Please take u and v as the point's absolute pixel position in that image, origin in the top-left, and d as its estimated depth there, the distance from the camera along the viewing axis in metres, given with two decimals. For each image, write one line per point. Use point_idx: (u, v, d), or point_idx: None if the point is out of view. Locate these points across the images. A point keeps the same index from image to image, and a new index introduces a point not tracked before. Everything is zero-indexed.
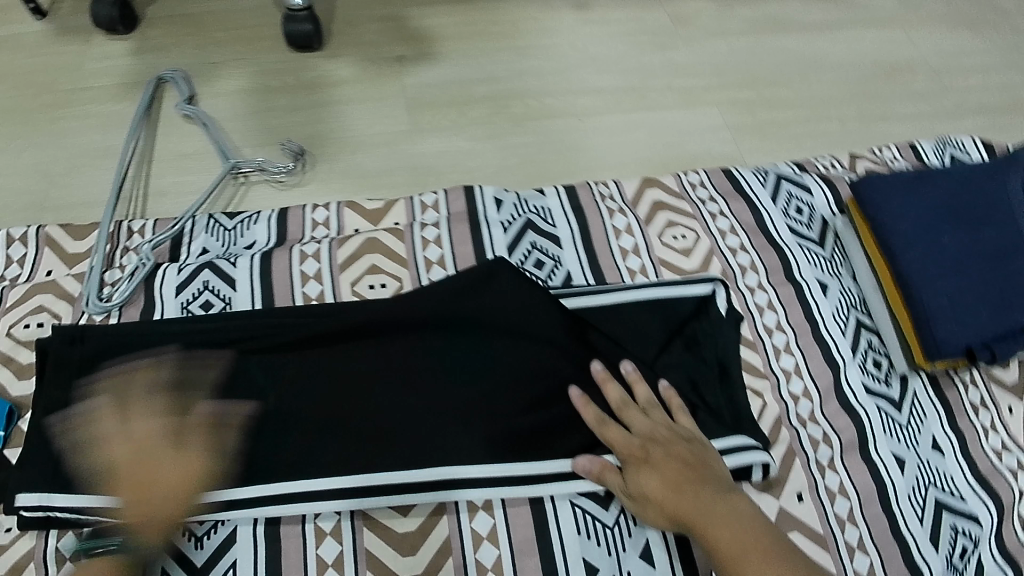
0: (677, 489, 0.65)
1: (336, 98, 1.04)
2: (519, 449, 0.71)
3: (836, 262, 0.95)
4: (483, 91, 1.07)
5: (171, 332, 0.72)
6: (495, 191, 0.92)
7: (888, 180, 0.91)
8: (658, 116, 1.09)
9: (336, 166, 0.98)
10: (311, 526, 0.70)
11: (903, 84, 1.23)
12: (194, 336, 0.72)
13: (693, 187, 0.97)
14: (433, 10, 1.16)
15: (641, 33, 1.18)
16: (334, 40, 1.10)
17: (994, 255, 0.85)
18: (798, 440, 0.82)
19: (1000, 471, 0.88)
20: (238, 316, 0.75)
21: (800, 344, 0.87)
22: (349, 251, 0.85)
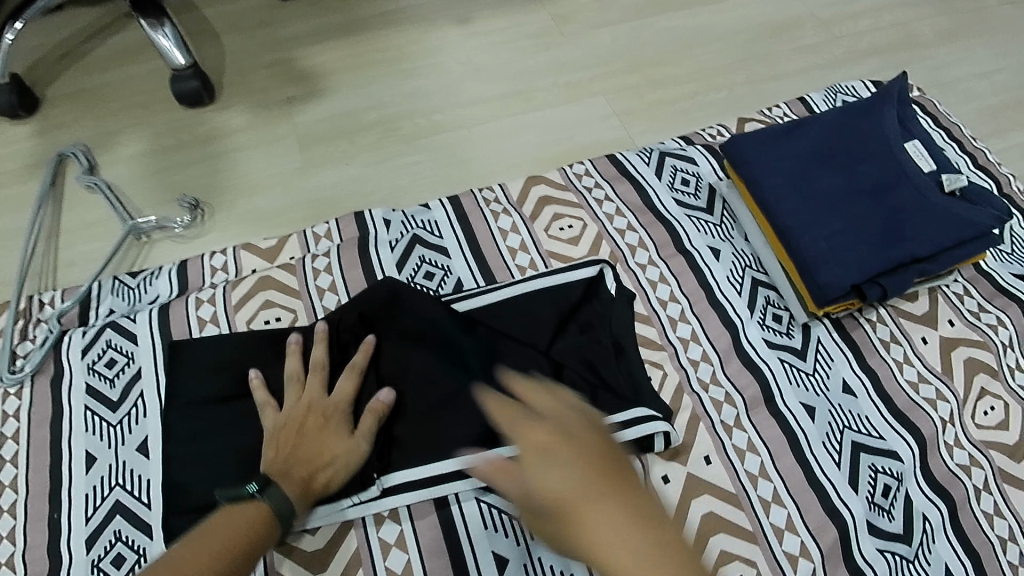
0: (597, 509, 0.46)
1: (232, 146, 1.07)
2: (412, 456, 0.74)
3: (727, 226, 0.96)
4: (373, 118, 1.10)
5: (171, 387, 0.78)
6: (385, 212, 0.95)
7: (757, 138, 0.92)
8: (545, 115, 1.11)
9: (236, 212, 1.01)
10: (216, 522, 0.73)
11: (792, 41, 1.24)
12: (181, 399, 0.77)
13: (579, 177, 0.99)
14: (320, 46, 1.19)
15: (523, 38, 1.21)
16: (225, 93, 1.13)
17: (870, 193, 0.86)
18: (701, 404, 0.83)
19: (917, 404, 0.86)
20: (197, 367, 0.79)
21: (696, 311, 0.89)
22: (244, 291, 0.88)
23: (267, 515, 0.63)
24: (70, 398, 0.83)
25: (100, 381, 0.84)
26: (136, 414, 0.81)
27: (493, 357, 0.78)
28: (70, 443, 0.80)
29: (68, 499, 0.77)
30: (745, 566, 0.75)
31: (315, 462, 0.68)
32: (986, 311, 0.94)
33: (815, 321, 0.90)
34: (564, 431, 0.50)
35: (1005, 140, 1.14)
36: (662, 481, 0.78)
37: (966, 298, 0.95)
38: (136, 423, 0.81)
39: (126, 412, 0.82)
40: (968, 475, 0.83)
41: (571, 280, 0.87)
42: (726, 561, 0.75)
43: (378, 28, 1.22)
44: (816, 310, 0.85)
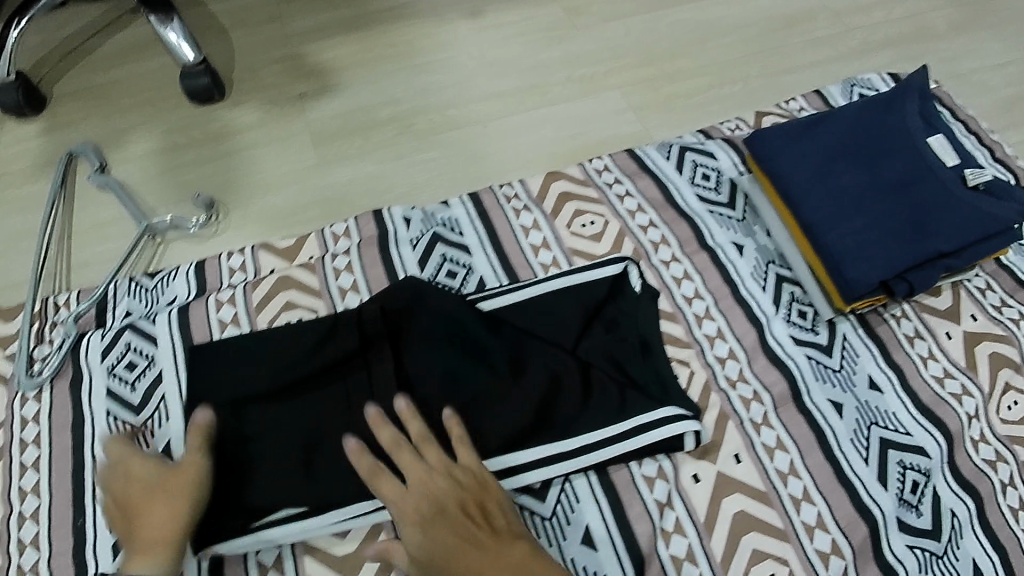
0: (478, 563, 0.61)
1: (244, 144, 1.06)
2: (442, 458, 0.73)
3: (749, 222, 0.95)
4: (387, 114, 1.09)
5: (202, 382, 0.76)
6: (404, 210, 0.94)
7: (780, 132, 0.91)
8: (561, 110, 1.10)
9: (250, 210, 1.00)
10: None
11: (806, 33, 1.23)
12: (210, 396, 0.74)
13: (598, 173, 0.98)
14: (331, 41, 1.17)
15: (536, 31, 1.20)
16: (236, 89, 1.12)
17: (895, 188, 0.86)
18: (729, 402, 0.82)
19: (943, 399, 0.86)
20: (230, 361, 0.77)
21: (721, 308, 0.88)
22: (264, 291, 0.87)
23: None
24: (91, 402, 0.81)
25: (121, 385, 0.82)
26: (159, 418, 0.80)
27: (520, 360, 0.78)
28: (93, 448, 0.79)
29: (93, 505, 0.76)
30: (777, 564, 0.75)
31: (164, 536, 0.64)
32: (1008, 306, 0.94)
33: (841, 317, 0.90)
34: (444, 498, 0.65)
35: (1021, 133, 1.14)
36: (693, 481, 0.78)
37: (988, 293, 0.95)
38: (159, 427, 0.79)
39: (149, 416, 0.81)
40: (993, 470, 0.84)
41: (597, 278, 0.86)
42: (759, 560, 0.75)
43: (389, 22, 1.20)
44: (843, 306, 0.84)
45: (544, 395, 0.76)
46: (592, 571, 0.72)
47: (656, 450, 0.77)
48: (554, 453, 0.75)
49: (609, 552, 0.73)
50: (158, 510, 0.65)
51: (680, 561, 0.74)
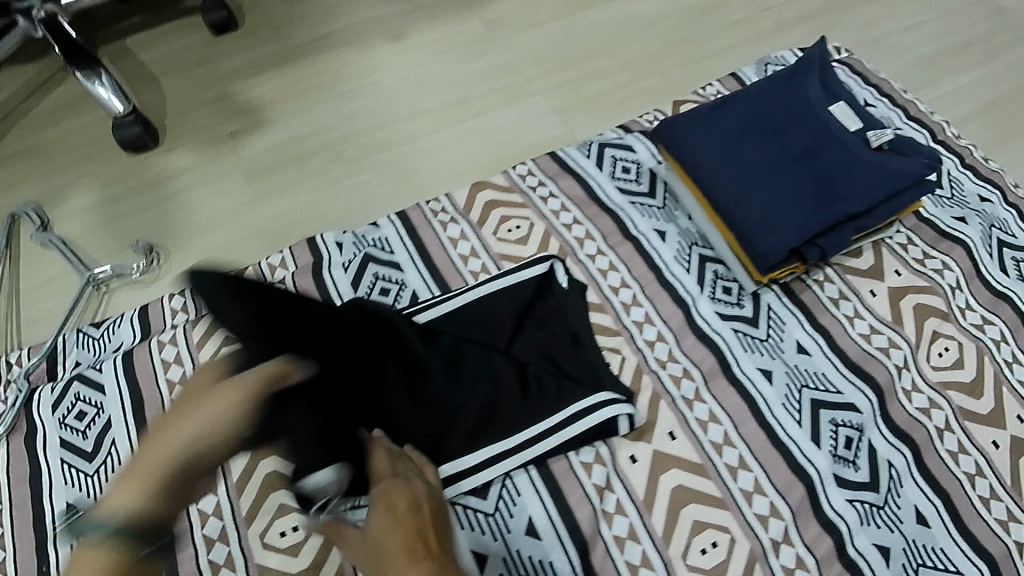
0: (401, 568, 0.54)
1: (181, 187, 1.09)
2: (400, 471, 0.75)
3: (670, 208, 0.98)
4: (317, 142, 1.12)
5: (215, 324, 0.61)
6: (336, 235, 0.96)
7: (687, 117, 0.94)
8: (486, 120, 1.13)
9: (188, 251, 1.03)
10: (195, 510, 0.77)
11: (721, 18, 1.27)
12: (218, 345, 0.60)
13: (523, 178, 1.01)
14: (258, 77, 1.20)
15: (458, 46, 1.23)
16: (169, 134, 1.14)
17: (802, 157, 0.88)
18: (660, 382, 0.85)
19: (872, 355, 0.88)
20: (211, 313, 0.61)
21: (648, 294, 0.91)
22: (204, 329, 0.91)
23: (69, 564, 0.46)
24: (46, 453, 0.84)
25: (73, 434, 0.85)
26: (111, 461, 0.84)
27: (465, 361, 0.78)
28: (50, 497, 0.82)
29: (55, 550, 0.79)
30: (718, 532, 0.77)
31: (159, 473, 0.49)
32: (931, 257, 0.95)
33: (764, 288, 0.92)
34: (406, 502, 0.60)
35: (936, 90, 1.17)
36: (630, 461, 0.81)
37: (910, 247, 0.96)
38: (112, 471, 0.83)
39: (101, 460, 0.84)
40: (928, 417, 0.85)
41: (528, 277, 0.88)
42: (700, 530, 0.77)
43: (315, 53, 1.23)
44: (761, 276, 0.87)
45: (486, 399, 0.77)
46: (538, 559, 0.75)
47: (591, 439, 0.80)
48: (497, 452, 0.77)
49: (553, 539, 0.76)
50: (193, 414, 0.51)
51: (622, 539, 0.77)
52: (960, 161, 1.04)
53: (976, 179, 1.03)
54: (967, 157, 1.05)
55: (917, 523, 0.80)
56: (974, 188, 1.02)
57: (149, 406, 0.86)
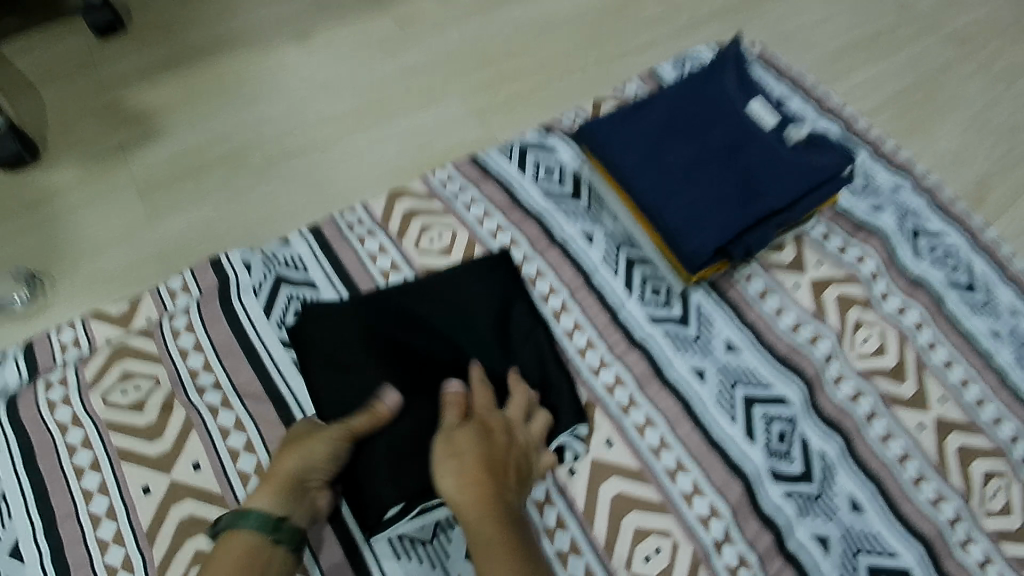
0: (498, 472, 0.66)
1: (66, 208, 0.99)
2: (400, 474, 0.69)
3: (596, 210, 0.96)
4: (219, 152, 1.04)
5: (418, 303, 0.79)
6: (243, 254, 0.90)
7: (605, 118, 0.92)
8: (402, 124, 1.09)
9: (79, 278, 0.93)
10: (93, 541, 0.72)
11: (634, 15, 1.27)
12: (415, 321, 0.78)
13: (443, 184, 0.97)
14: (149, 83, 1.11)
15: (367, 46, 1.17)
16: (50, 148, 1.04)
17: (723, 155, 0.87)
18: (593, 390, 0.83)
19: (799, 347, 0.89)
20: (407, 297, 0.80)
21: (578, 300, 0.89)
22: (97, 367, 0.82)
23: (236, 538, 0.61)
24: None
25: None
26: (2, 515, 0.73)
27: (427, 380, 0.74)
28: None
29: None
30: (661, 538, 0.75)
31: (278, 481, 0.66)
32: (849, 247, 0.98)
33: (692, 287, 0.92)
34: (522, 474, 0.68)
35: (846, 83, 1.27)
36: (568, 474, 0.78)
37: (830, 238, 0.98)
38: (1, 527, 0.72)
39: None
40: (856, 404, 0.86)
41: (487, 266, 0.84)
42: (642, 538, 0.75)
43: (211, 55, 1.14)
44: (688, 277, 0.86)
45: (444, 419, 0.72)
46: None
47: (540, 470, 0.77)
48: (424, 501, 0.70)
49: None
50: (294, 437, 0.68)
51: (565, 555, 0.74)
52: (873, 151, 1.10)
53: (888, 168, 1.08)
54: (880, 147, 1.10)
55: (851, 510, 0.80)
56: (887, 177, 1.07)
57: (41, 455, 0.77)
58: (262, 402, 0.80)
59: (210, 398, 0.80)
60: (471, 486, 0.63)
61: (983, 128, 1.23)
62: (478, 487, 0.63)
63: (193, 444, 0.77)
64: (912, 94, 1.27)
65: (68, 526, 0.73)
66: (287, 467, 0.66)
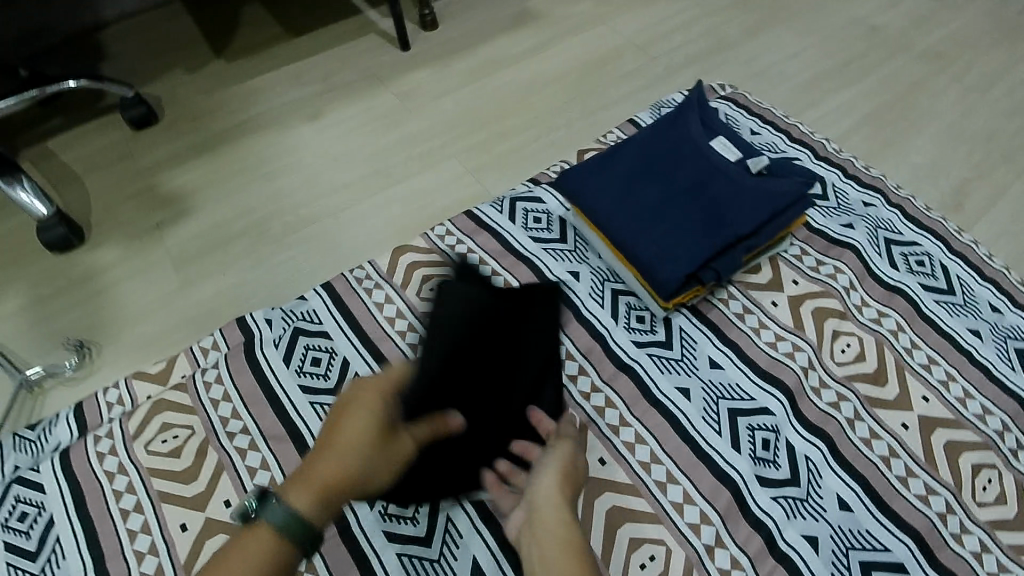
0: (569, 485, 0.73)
1: (109, 282, 1.11)
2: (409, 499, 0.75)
3: (581, 249, 1.05)
4: (243, 224, 1.16)
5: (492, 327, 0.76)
6: (265, 312, 1.01)
7: (582, 167, 1.02)
8: (405, 187, 1.20)
9: (122, 344, 1.04)
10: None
11: (614, 71, 1.38)
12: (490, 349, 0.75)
13: (441, 238, 1.07)
14: (180, 168, 1.24)
15: (372, 120, 1.30)
16: (95, 231, 1.16)
17: (690, 190, 0.96)
18: (585, 413, 0.90)
19: (779, 361, 0.95)
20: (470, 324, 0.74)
21: (568, 331, 0.96)
22: (139, 420, 0.91)
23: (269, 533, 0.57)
24: None
25: (17, 536, 0.83)
26: (58, 556, 0.82)
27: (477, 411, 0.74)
28: None
29: None
30: (654, 546, 0.80)
31: (327, 484, 0.61)
32: (824, 264, 1.04)
33: (674, 312, 0.99)
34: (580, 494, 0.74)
35: (819, 110, 1.33)
36: None
37: (805, 257, 1.05)
38: (58, 566, 0.81)
39: (46, 557, 0.82)
40: (838, 410, 0.91)
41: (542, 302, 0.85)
42: (637, 546, 0.80)
43: (233, 139, 1.28)
44: (666, 304, 0.93)
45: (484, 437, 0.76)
46: None
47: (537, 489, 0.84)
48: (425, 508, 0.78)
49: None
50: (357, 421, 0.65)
51: None
52: (843, 173, 1.17)
53: (858, 187, 1.15)
54: (849, 169, 1.18)
55: (840, 509, 0.84)
56: (858, 196, 1.14)
57: (91, 501, 0.85)
58: (284, 441, 0.88)
59: (238, 441, 0.88)
60: (561, 492, 0.70)
61: (957, 136, 1.28)
62: (558, 490, 0.70)
63: (224, 484, 0.85)
64: (885, 113, 1.32)
65: (115, 563, 0.81)
66: (344, 468, 0.62)
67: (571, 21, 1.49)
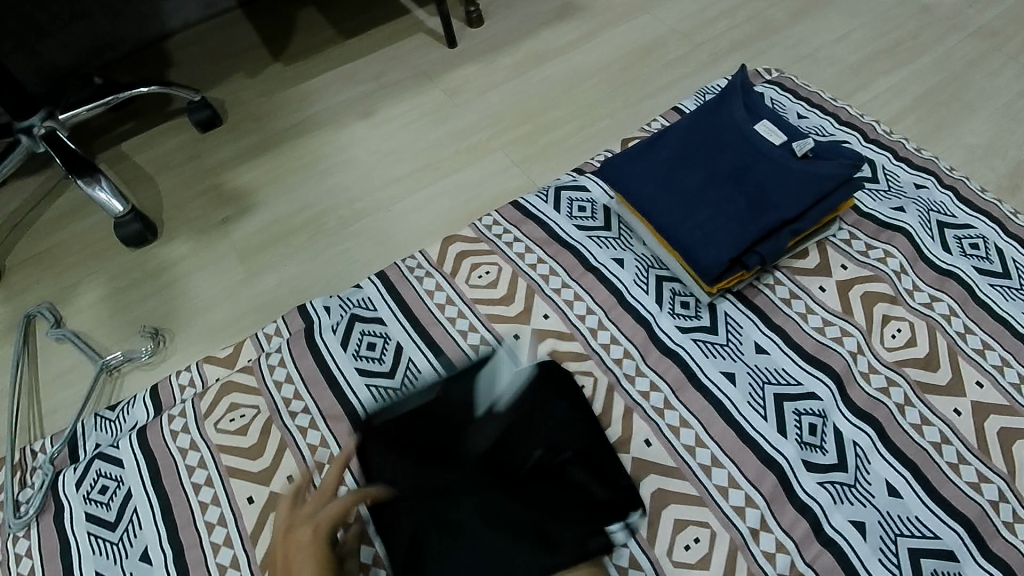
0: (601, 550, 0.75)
1: (180, 274, 1.18)
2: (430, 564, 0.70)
3: (626, 237, 1.07)
4: (301, 218, 1.22)
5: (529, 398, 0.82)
6: (324, 300, 1.07)
7: (626, 155, 1.04)
8: (453, 179, 1.24)
9: (192, 332, 1.11)
10: (208, 544, 0.86)
11: (657, 60, 1.39)
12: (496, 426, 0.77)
13: (488, 228, 1.11)
14: (242, 166, 1.31)
15: (421, 116, 1.34)
16: (166, 227, 1.24)
17: (733, 175, 0.96)
18: (631, 397, 0.91)
19: (826, 346, 0.95)
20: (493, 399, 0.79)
21: (613, 317, 0.99)
22: (209, 400, 0.98)
23: None
24: (73, 527, 0.89)
25: (98, 507, 0.91)
26: (133, 527, 0.88)
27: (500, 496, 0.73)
28: (80, 568, 0.86)
29: None
30: (699, 528, 0.82)
31: None
32: (873, 248, 1.03)
33: (719, 298, 1.00)
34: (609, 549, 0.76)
35: (870, 92, 1.31)
36: None
37: (853, 242, 1.04)
38: (134, 536, 0.88)
39: (124, 527, 0.89)
40: (887, 395, 0.91)
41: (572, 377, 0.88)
42: (682, 527, 0.82)
43: (291, 138, 1.34)
44: (710, 289, 0.94)
45: (499, 502, 0.73)
46: None
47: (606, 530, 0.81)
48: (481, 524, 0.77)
49: None
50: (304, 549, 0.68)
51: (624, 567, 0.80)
52: (893, 155, 1.15)
53: (910, 169, 1.13)
54: (900, 151, 1.16)
55: (889, 495, 0.84)
56: (909, 178, 1.12)
57: (165, 474, 0.92)
58: (342, 422, 0.93)
59: (300, 421, 0.94)
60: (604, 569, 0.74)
61: (1016, 116, 1.24)
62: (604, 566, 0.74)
63: (288, 461, 0.91)
64: (939, 95, 1.29)
65: (187, 532, 0.87)
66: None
67: (614, 11, 1.50)
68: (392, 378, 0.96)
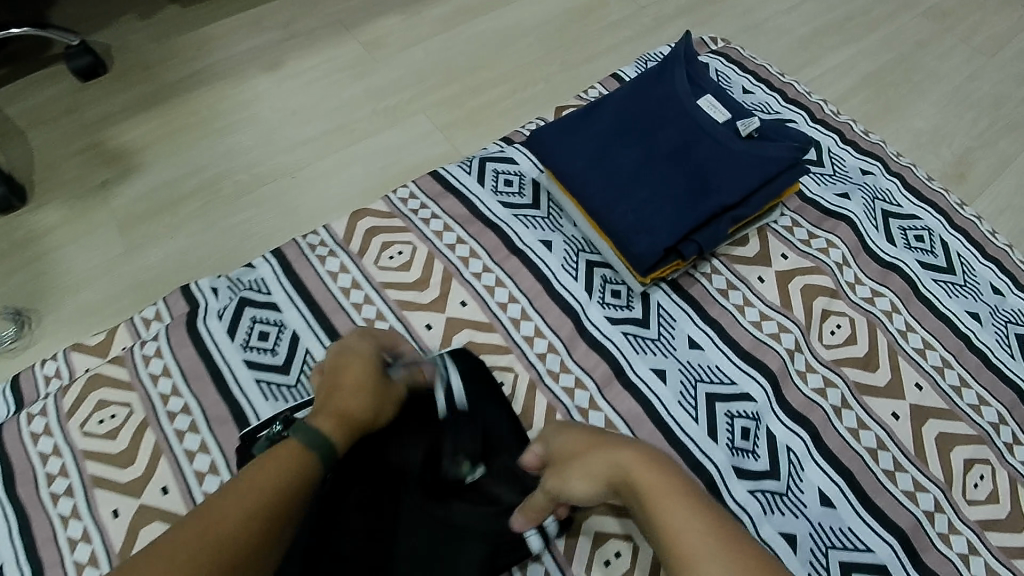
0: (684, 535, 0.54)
1: (51, 246, 1.03)
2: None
3: (555, 217, 0.98)
4: (194, 183, 1.08)
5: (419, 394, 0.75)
6: (211, 281, 0.94)
7: (556, 126, 0.93)
8: (369, 145, 1.11)
9: (63, 313, 0.98)
10: (70, 565, 0.75)
11: (598, 20, 1.28)
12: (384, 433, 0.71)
13: (404, 201, 0.99)
14: (130, 121, 1.15)
15: (335, 72, 1.20)
16: (36, 189, 1.08)
17: (673, 154, 0.87)
18: (554, 396, 0.83)
19: (762, 342, 0.88)
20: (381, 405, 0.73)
21: (537, 306, 0.90)
22: (74, 396, 0.85)
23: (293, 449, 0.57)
24: None
25: None
26: None
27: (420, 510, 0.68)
28: None
29: None
30: (620, 541, 0.75)
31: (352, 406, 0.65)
32: (816, 237, 0.96)
33: (652, 287, 0.92)
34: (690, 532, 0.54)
35: (819, 67, 1.23)
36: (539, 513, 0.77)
37: (795, 229, 0.97)
38: None
39: None
40: (823, 396, 0.84)
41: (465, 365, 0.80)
42: (602, 541, 0.75)
43: (186, 91, 1.18)
44: (642, 279, 0.86)
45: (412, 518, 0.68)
46: None
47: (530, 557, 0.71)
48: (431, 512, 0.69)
49: None
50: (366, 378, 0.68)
51: None
52: (840, 137, 1.08)
53: (856, 153, 1.06)
54: (846, 133, 1.09)
55: (822, 505, 0.77)
56: (855, 162, 1.05)
57: (21, 482, 0.80)
58: (226, 424, 0.82)
59: (178, 422, 0.82)
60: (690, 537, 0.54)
61: (963, 100, 1.19)
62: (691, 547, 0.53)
63: (163, 470, 0.79)
64: (888, 72, 1.23)
65: (47, 551, 0.76)
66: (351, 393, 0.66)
67: None
68: (286, 374, 0.85)
